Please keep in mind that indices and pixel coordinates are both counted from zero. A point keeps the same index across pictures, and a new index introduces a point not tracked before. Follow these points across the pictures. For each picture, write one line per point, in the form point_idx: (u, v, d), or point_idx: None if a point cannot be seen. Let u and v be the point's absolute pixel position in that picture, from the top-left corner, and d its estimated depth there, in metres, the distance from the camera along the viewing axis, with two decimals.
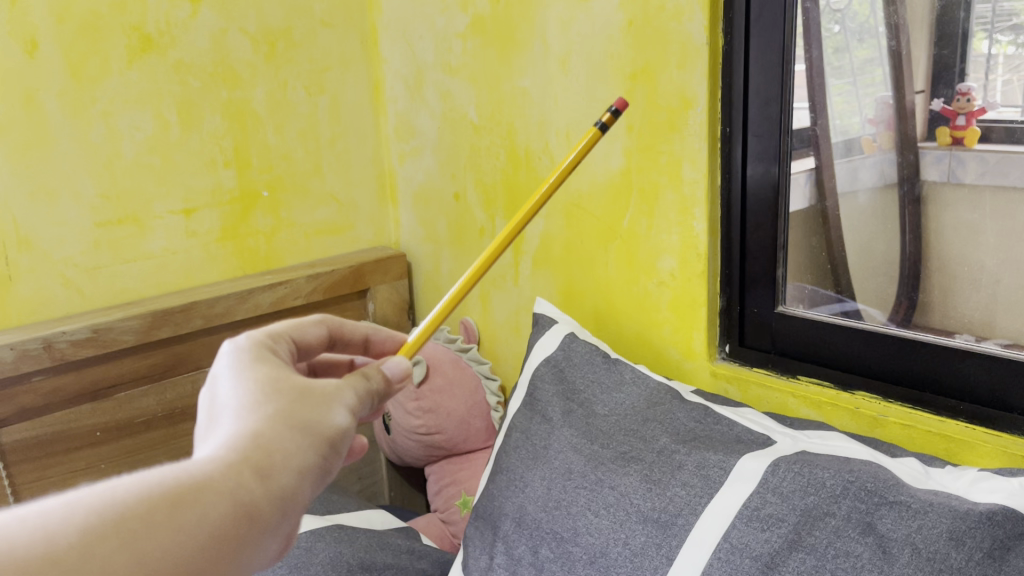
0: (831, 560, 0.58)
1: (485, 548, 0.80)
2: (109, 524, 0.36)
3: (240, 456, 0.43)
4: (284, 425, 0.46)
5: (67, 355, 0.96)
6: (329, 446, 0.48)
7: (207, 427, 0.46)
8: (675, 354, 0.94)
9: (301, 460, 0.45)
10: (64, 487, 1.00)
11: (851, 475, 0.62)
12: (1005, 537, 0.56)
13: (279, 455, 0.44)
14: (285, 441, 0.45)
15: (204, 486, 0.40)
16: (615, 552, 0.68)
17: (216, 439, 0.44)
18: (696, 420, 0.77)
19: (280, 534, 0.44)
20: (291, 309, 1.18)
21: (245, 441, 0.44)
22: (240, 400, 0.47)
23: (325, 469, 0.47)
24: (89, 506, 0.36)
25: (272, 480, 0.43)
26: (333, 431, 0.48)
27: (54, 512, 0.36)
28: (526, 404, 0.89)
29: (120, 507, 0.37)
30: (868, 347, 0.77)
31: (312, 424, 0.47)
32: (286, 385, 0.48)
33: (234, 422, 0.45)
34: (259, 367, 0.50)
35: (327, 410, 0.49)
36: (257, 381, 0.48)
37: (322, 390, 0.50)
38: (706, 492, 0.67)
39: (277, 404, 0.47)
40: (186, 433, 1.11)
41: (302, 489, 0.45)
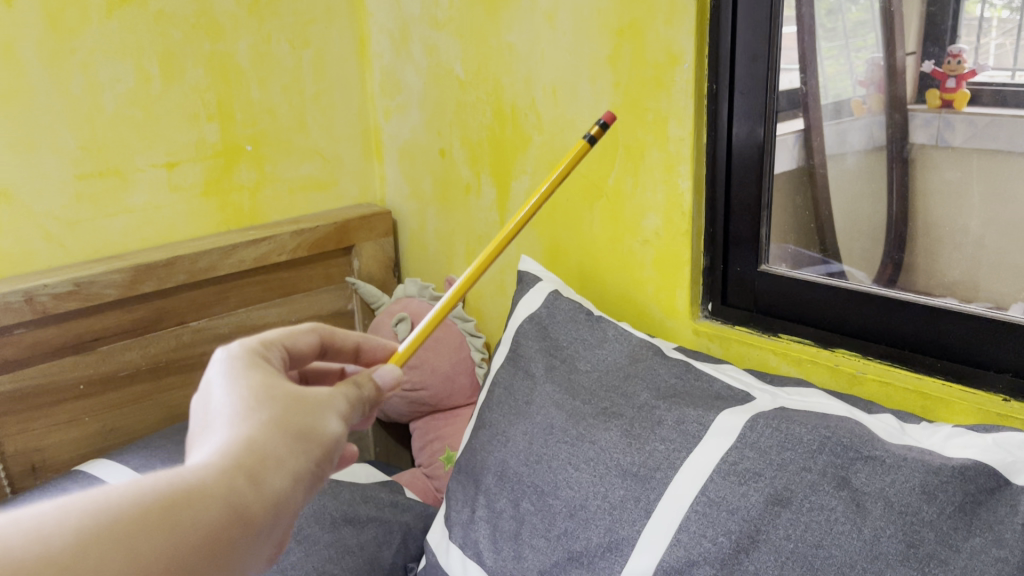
0: (807, 513, 0.60)
1: (467, 500, 0.81)
2: (104, 526, 0.36)
3: (233, 461, 0.43)
4: (277, 431, 0.46)
5: (49, 308, 0.95)
6: (321, 452, 0.48)
7: (199, 432, 0.46)
8: (658, 312, 0.94)
9: (293, 465, 0.45)
10: (47, 439, 1.00)
11: (828, 431, 0.63)
12: (977, 491, 0.57)
13: (272, 461, 0.44)
14: (277, 448, 0.45)
15: (199, 488, 0.40)
16: (595, 505, 0.70)
17: (209, 445, 0.44)
18: (676, 376, 0.78)
19: (275, 535, 0.44)
20: (276, 265, 1.17)
21: (240, 447, 0.44)
22: (233, 406, 0.46)
23: (316, 475, 0.48)
24: (82, 509, 0.36)
25: (265, 483, 0.43)
26: (326, 438, 0.48)
27: (49, 514, 0.36)
28: (509, 360, 0.89)
29: (114, 510, 0.37)
30: (847, 307, 0.77)
31: (305, 431, 0.47)
32: (280, 393, 0.48)
33: (227, 429, 0.45)
34: (252, 374, 0.49)
35: (319, 418, 0.49)
36: (250, 389, 0.48)
37: (314, 398, 0.50)
38: (685, 446, 0.68)
39: (270, 412, 0.47)
40: (171, 386, 1.11)
41: (295, 494, 0.45)
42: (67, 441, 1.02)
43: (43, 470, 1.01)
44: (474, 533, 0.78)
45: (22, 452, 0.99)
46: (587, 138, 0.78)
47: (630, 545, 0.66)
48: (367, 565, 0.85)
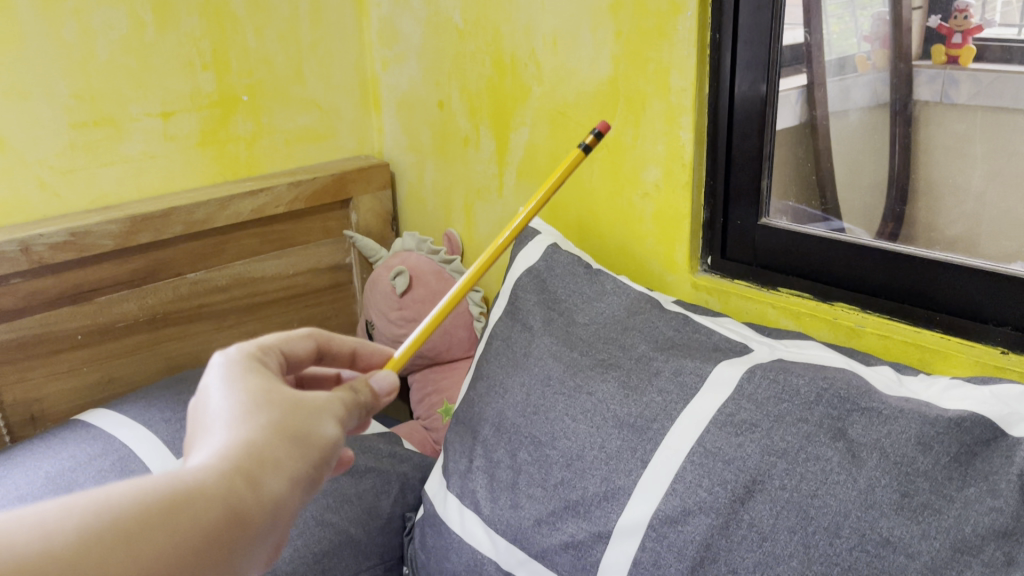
0: (802, 463, 0.60)
1: (465, 451, 0.82)
2: (105, 525, 0.35)
3: (231, 465, 0.41)
4: (275, 436, 0.44)
5: (45, 258, 0.95)
6: (319, 457, 0.46)
7: (194, 434, 0.44)
8: (657, 266, 0.94)
9: (291, 469, 0.43)
10: (47, 388, 1.00)
11: (825, 382, 0.63)
12: (972, 443, 0.57)
13: (270, 466, 0.42)
14: (276, 453, 0.43)
15: (197, 493, 0.38)
16: (591, 455, 0.70)
17: (207, 449, 0.42)
18: (675, 328, 0.78)
19: (271, 541, 0.43)
20: (273, 217, 1.16)
21: (238, 451, 0.41)
22: (231, 410, 0.44)
23: (314, 480, 0.46)
24: (85, 507, 0.35)
25: (263, 488, 0.41)
26: (324, 442, 0.46)
27: (51, 512, 0.34)
28: (507, 313, 0.89)
29: (115, 511, 0.35)
30: (847, 262, 0.77)
31: (304, 436, 0.45)
32: (278, 397, 0.46)
33: (225, 431, 0.43)
34: (250, 377, 0.47)
35: (319, 422, 0.47)
36: (248, 392, 0.45)
37: (311, 402, 0.47)
38: (682, 398, 0.69)
39: (269, 415, 0.44)
40: (169, 338, 1.10)
41: (292, 498, 0.43)
42: (66, 391, 1.02)
43: (42, 420, 1.01)
44: (471, 482, 0.79)
45: (21, 401, 0.99)
46: (582, 147, 0.78)
47: (626, 494, 0.66)
48: (365, 514, 0.86)
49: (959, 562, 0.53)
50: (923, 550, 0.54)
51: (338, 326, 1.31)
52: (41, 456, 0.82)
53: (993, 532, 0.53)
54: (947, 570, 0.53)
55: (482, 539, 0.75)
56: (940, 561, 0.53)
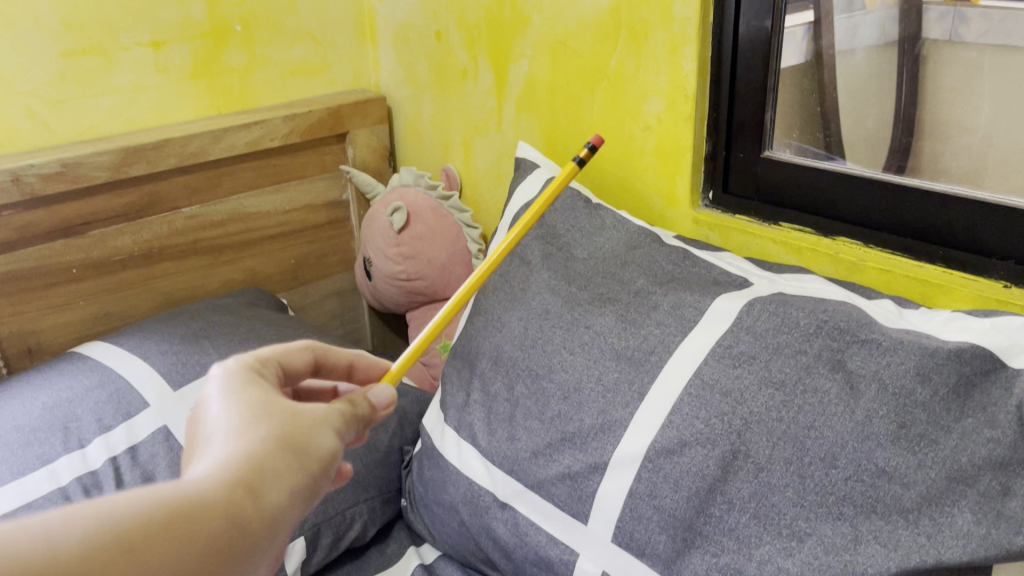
0: (799, 395, 0.59)
1: (462, 385, 0.82)
2: (111, 533, 0.34)
3: (232, 473, 0.40)
4: (276, 445, 0.43)
5: (37, 189, 0.93)
6: (319, 467, 0.45)
7: (195, 446, 0.43)
8: (658, 201, 0.93)
9: (291, 480, 0.43)
10: (43, 322, 1.00)
11: (825, 315, 0.63)
12: (972, 374, 0.56)
13: (270, 476, 0.42)
14: (277, 462, 0.42)
15: (200, 501, 0.38)
16: (589, 387, 0.70)
17: (207, 459, 0.41)
18: (674, 263, 0.77)
19: (269, 553, 0.42)
20: (268, 151, 1.15)
21: (239, 460, 0.41)
22: (230, 421, 0.44)
23: (314, 489, 0.45)
24: (88, 515, 0.34)
25: (263, 498, 0.41)
26: (323, 453, 0.46)
27: (54, 519, 0.33)
28: (505, 248, 0.88)
29: (119, 521, 0.35)
30: (850, 195, 0.76)
31: (304, 446, 0.45)
32: (278, 410, 0.45)
33: (226, 441, 0.42)
34: (248, 390, 0.46)
35: (318, 432, 0.46)
36: (247, 403, 0.45)
37: (309, 413, 0.47)
38: (680, 331, 0.68)
39: (269, 426, 0.44)
40: (165, 273, 1.10)
41: (290, 510, 0.43)
42: (62, 324, 1.02)
43: (40, 353, 1.01)
44: (469, 416, 0.79)
45: (17, 334, 0.99)
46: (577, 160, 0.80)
47: (623, 426, 0.66)
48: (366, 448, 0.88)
49: (955, 491, 0.53)
50: (918, 480, 0.54)
51: (336, 263, 1.31)
52: (39, 387, 0.82)
53: (991, 462, 0.53)
54: (942, 498, 0.53)
55: (480, 471, 0.76)
56: (935, 491, 0.54)
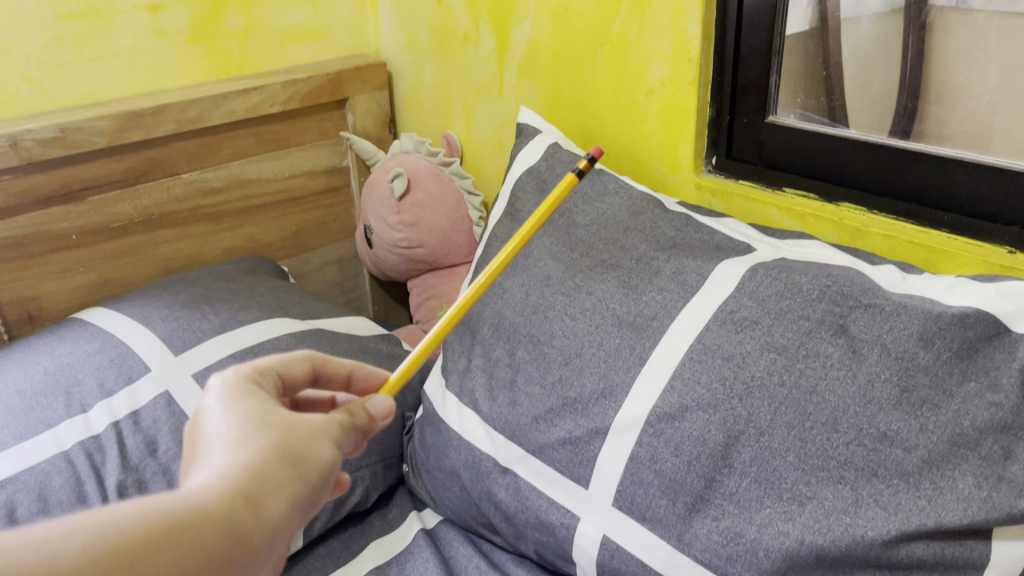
0: (802, 359, 0.59)
1: (464, 351, 0.82)
2: (110, 545, 0.34)
3: (231, 485, 0.40)
4: (275, 456, 0.42)
5: (35, 154, 0.93)
6: (317, 478, 0.44)
7: (193, 456, 0.43)
8: (661, 167, 0.92)
9: (289, 491, 0.42)
10: (43, 288, 1.00)
11: (828, 280, 0.62)
12: (975, 339, 0.56)
13: (268, 488, 0.41)
14: (276, 473, 0.42)
15: (198, 513, 0.37)
16: (590, 353, 0.70)
17: (206, 469, 0.40)
18: (677, 228, 0.76)
19: (265, 566, 0.41)
20: (268, 116, 1.14)
21: (238, 470, 0.40)
22: (230, 430, 0.43)
23: (312, 500, 0.44)
24: (90, 527, 0.34)
25: (261, 509, 0.40)
26: (322, 463, 0.45)
27: (56, 531, 0.33)
28: (506, 214, 0.88)
29: (119, 533, 0.34)
30: (856, 160, 0.75)
31: (303, 456, 0.44)
32: (277, 419, 0.45)
33: (225, 451, 0.42)
34: (249, 399, 0.46)
35: (317, 442, 0.46)
36: (247, 412, 0.44)
37: (309, 422, 0.46)
38: (683, 296, 0.68)
39: (269, 435, 0.43)
40: (165, 239, 1.10)
41: (288, 522, 0.42)
42: (64, 290, 1.02)
43: (41, 319, 1.01)
44: (470, 381, 0.79)
45: (18, 301, 0.99)
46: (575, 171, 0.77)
47: (624, 391, 0.66)
48: None
49: (957, 455, 0.53)
50: (920, 444, 0.54)
51: (337, 230, 1.30)
52: (40, 353, 0.82)
53: (993, 426, 0.53)
54: (943, 462, 0.53)
55: (481, 437, 0.76)
56: (936, 455, 0.53)
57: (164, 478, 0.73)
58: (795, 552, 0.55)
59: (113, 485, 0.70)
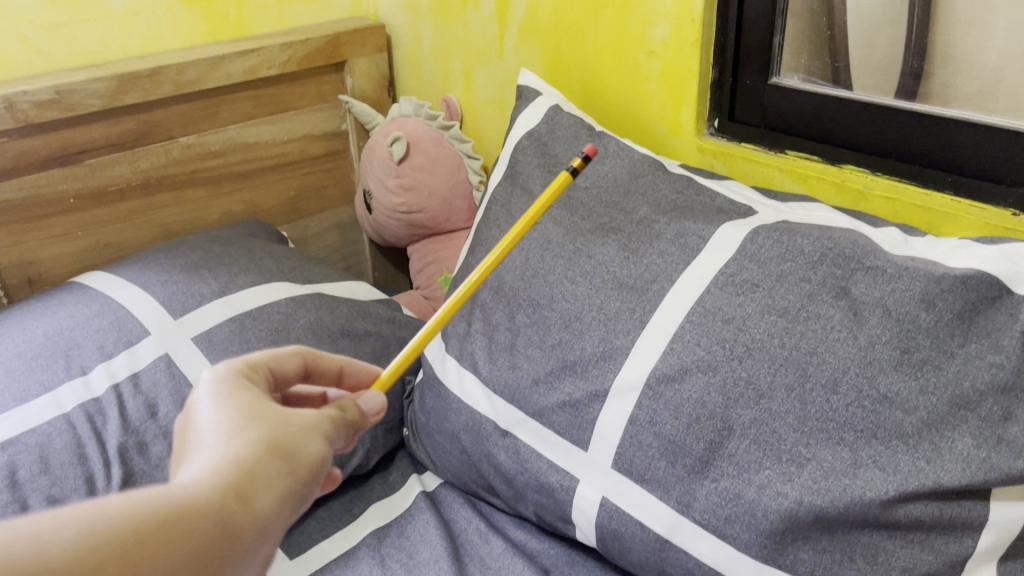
0: (802, 322, 0.59)
1: (464, 316, 0.82)
2: (99, 538, 0.33)
3: (222, 479, 0.39)
4: (267, 450, 0.41)
5: (31, 117, 0.92)
6: (310, 473, 0.43)
7: (184, 452, 0.42)
8: (662, 130, 0.91)
9: (282, 486, 0.41)
10: (42, 252, 1.00)
11: (830, 242, 0.62)
12: (977, 300, 0.55)
13: (261, 482, 0.40)
14: (268, 467, 0.41)
15: (189, 507, 0.36)
16: (590, 317, 0.70)
17: (197, 463, 0.39)
18: (678, 191, 0.76)
19: (257, 562, 0.40)
20: (266, 79, 1.13)
21: (229, 464, 0.39)
22: (220, 425, 0.42)
23: (305, 495, 0.43)
24: (80, 520, 0.33)
25: (252, 504, 0.39)
26: (315, 458, 0.44)
27: (45, 524, 0.33)
28: (506, 177, 0.87)
29: (109, 525, 0.34)
30: (860, 122, 0.74)
31: (295, 450, 0.43)
32: (269, 414, 0.44)
33: (216, 445, 0.40)
34: (241, 394, 0.45)
35: (309, 437, 0.44)
36: (239, 406, 0.43)
37: (301, 417, 0.45)
38: (683, 259, 0.67)
39: (261, 429, 0.42)
40: (164, 202, 1.09)
41: (281, 517, 0.41)
42: (63, 255, 1.02)
43: (40, 283, 1.01)
44: (470, 345, 0.79)
45: (18, 265, 0.98)
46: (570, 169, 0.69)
47: (624, 354, 0.66)
48: None
49: (957, 417, 0.53)
50: (920, 406, 0.54)
51: (337, 195, 1.30)
52: (40, 316, 0.82)
53: (993, 387, 0.53)
54: (943, 424, 0.53)
55: (481, 400, 0.76)
56: (936, 416, 0.53)
57: (164, 441, 0.73)
58: (794, 513, 0.55)
59: (114, 448, 0.71)
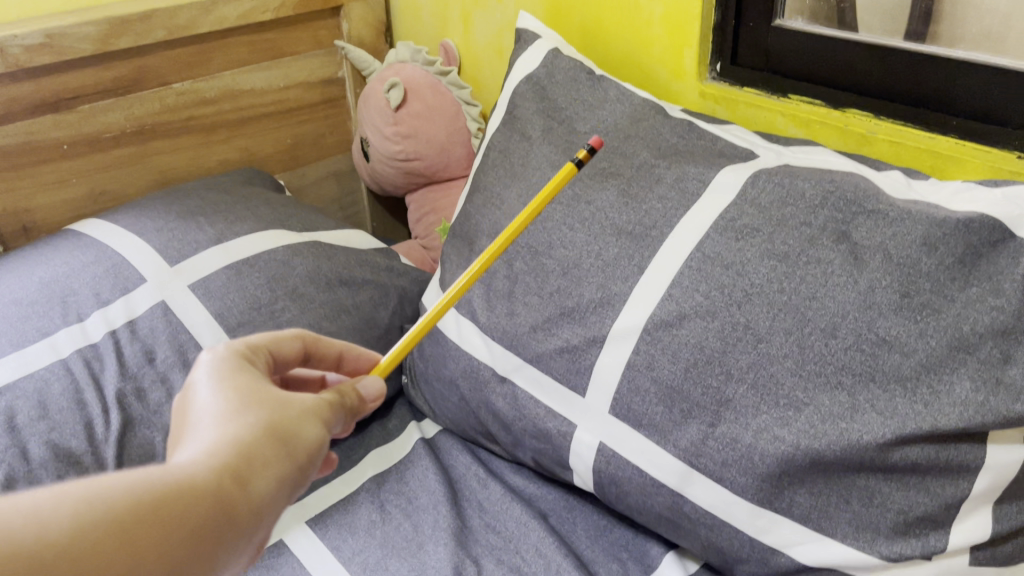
0: (802, 267, 0.58)
1: (462, 264, 0.81)
2: (99, 513, 0.33)
3: (219, 461, 0.39)
4: (264, 434, 0.41)
5: (22, 61, 0.91)
6: (306, 458, 0.43)
7: (182, 431, 0.42)
8: (664, 74, 0.90)
9: (278, 470, 0.41)
10: (37, 199, 0.99)
11: (832, 186, 0.61)
12: (980, 244, 0.54)
13: (257, 466, 0.40)
14: (265, 450, 0.41)
15: (186, 487, 0.36)
16: (588, 264, 0.69)
17: (194, 445, 0.39)
18: (679, 136, 0.74)
19: (251, 544, 0.40)
20: (260, 25, 1.11)
21: (226, 446, 0.39)
22: (219, 406, 0.42)
23: (300, 480, 0.43)
24: (80, 495, 0.33)
25: (248, 486, 0.39)
26: (311, 444, 0.44)
27: (45, 498, 0.32)
28: (505, 123, 0.86)
29: (109, 501, 0.33)
30: (864, 64, 0.73)
31: (292, 435, 0.43)
32: (268, 397, 0.44)
33: (214, 426, 0.40)
34: (240, 375, 0.45)
35: (307, 422, 0.44)
36: (238, 388, 0.43)
37: (299, 401, 0.45)
38: (683, 204, 0.67)
39: (259, 412, 0.42)
40: (160, 150, 1.08)
41: (276, 501, 0.41)
42: (57, 202, 1.01)
43: (35, 231, 1.00)
44: (468, 292, 0.79)
45: (12, 212, 0.97)
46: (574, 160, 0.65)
47: (622, 300, 0.66)
48: (365, 323, 0.86)
49: (955, 360, 0.53)
50: (918, 348, 0.53)
51: (334, 143, 1.29)
52: (36, 262, 0.82)
53: (993, 330, 0.52)
54: (942, 366, 0.53)
55: (479, 347, 0.76)
56: (935, 358, 0.53)
57: (162, 386, 0.73)
58: (790, 456, 0.56)
59: (112, 394, 0.71)
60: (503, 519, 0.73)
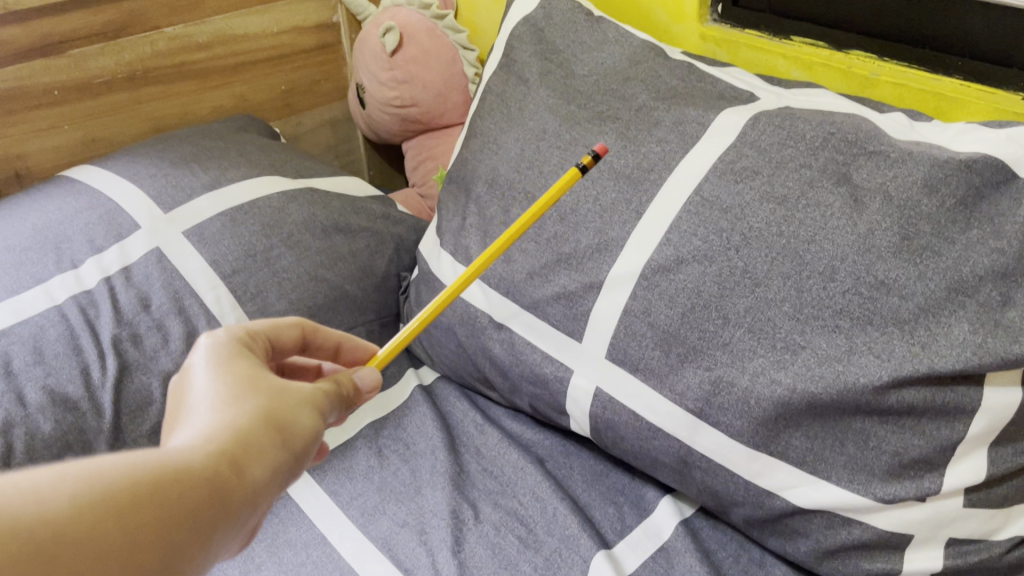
0: (802, 210, 0.58)
1: (458, 211, 0.80)
2: (98, 495, 0.32)
3: (216, 447, 0.38)
4: (262, 421, 0.41)
5: (9, 3, 0.89)
6: (302, 447, 0.43)
7: (179, 417, 0.41)
8: (664, 16, 0.88)
9: (274, 459, 0.40)
10: (29, 146, 0.97)
11: (833, 128, 0.60)
12: (982, 185, 0.53)
13: (254, 454, 0.39)
14: (262, 438, 0.40)
15: (185, 471, 0.36)
16: (585, 209, 0.68)
17: (192, 431, 0.39)
18: (678, 78, 0.73)
19: (246, 531, 0.40)
20: None
21: (223, 432, 0.39)
22: (217, 392, 0.41)
23: (295, 468, 0.43)
24: (80, 474, 0.33)
25: (245, 474, 0.38)
26: (307, 433, 0.43)
27: (45, 478, 0.32)
28: (502, 66, 0.84)
29: (108, 480, 0.33)
30: (868, 4, 0.71)
31: (290, 423, 0.42)
32: (266, 385, 0.43)
33: (211, 412, 0.40)
34: (238, 361, 0.44)
35: (304, 410, 0.44)
36: (236, 375, 0.43)
37: (297, 390, 0.44)
38: (682, 147, 0.66)
39: (257, 399, 0.42)
40: (152, 96, 1.07)
41: (272, 490, 0.41)
42: (50, 149, 0.99)
43: (28, 178, 0.99)
44: (465, 239, 0.78)
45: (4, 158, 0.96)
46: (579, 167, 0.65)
47: (619, 245, 0.65)
48: (360, 271, 0.87)
49: (954, 302, 0.52)
50: (917, 291, 0.53)
51: (329, 90, 1.27)
52: (29, 208, 0.81)
53: (992, 273, 0.51)
54: (940, 309, 0.52)
55: (475, 293, 0.75)
56: (934, 301, 0.52)
57: (158, 332, 0.73)
58: (786, 399, 0.56)
59: (108, 339, 0.71)
60: (500, 465, 0.73)
